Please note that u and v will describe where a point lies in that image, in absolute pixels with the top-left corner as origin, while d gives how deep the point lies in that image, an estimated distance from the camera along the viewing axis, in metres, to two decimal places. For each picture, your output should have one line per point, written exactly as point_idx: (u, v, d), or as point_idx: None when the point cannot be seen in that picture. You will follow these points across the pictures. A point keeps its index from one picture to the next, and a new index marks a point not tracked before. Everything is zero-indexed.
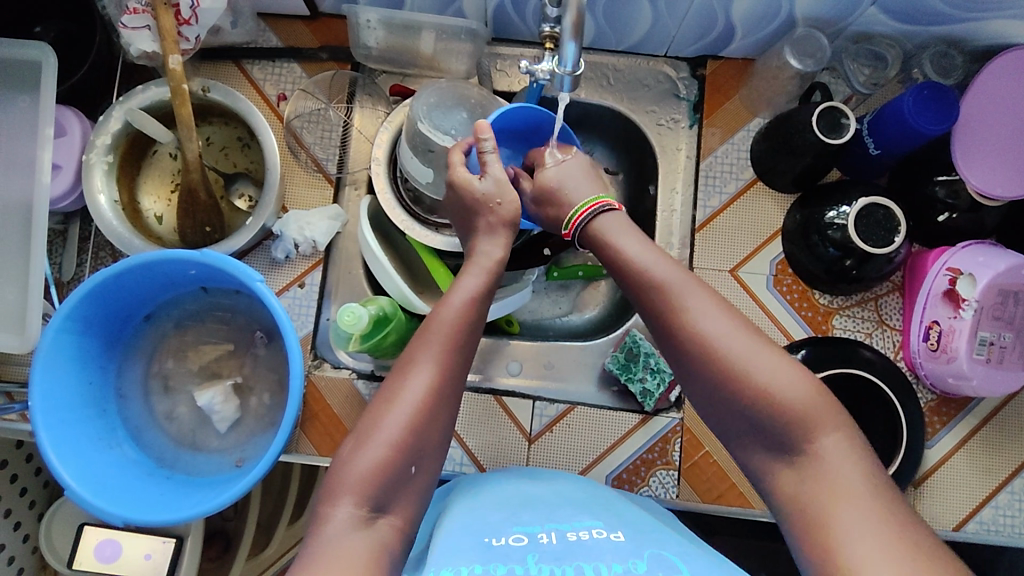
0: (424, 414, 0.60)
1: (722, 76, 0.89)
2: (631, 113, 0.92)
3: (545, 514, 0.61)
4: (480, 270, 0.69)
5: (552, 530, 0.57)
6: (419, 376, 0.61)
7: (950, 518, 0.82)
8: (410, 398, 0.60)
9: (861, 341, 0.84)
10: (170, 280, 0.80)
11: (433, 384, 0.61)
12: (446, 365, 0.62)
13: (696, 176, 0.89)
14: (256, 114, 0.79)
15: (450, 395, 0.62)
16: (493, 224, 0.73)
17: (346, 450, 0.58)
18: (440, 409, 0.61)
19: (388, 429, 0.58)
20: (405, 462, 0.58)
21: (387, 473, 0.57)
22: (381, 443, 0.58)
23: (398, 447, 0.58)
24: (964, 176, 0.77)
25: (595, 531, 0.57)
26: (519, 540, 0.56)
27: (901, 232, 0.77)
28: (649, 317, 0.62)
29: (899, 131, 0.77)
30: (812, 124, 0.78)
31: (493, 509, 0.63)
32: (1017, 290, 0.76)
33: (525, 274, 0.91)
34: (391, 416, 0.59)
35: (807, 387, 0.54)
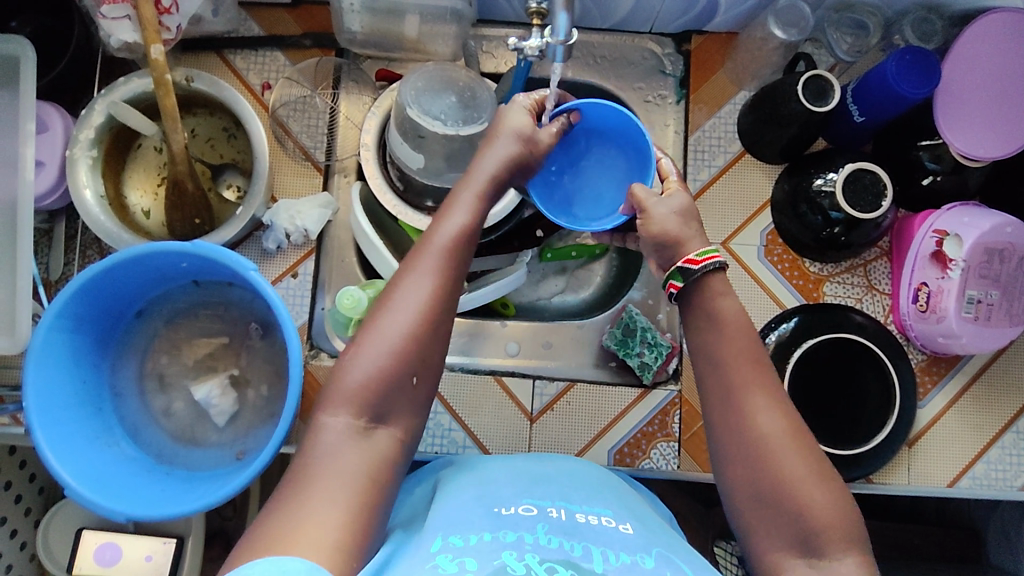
0: (422, 321, 0.59)
1: (707, 50, 0.90)
2: (618, 91, 0.92)
3: (555, 491, 0.61)
4: (474, 176, 0.66)
5: (561, 508, 0.58)
6: (418, 286, 0.60)
7: (944, 475, 0.84)
8: (406, 311, 0.59)
9: (852, 306, 0.85)
10: (161, 274, 0.79)
11: (429, 298, 0.60)
12: (444, 278, 0.61)
13: (685, 151, 0.90)
14: (242, 102, 0.79)
15: (451, 305, 0.62)
16: None
17: (345, 359, 0.59)
18: (439, 322, 0.60)
19: (386, 335, 0.58)
20: (408, 372, 0.58)
21: (388, 379, 0.57)
22: (383, 353, 0.58)
23: (399, 357, 0.58)
24: (947, 139, 0.79)
25: (605, 518, 0.57)
26: (529, 510, 0.56)
27: (888, 197, 0.78)
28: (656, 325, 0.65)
29: (885, 96, 0.78)
30: (797, 93, 0.79)
31: (500, 481, 0.63)
32: (1003, 248, 0.78)
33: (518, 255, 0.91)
34: (391, 321, 0.59)
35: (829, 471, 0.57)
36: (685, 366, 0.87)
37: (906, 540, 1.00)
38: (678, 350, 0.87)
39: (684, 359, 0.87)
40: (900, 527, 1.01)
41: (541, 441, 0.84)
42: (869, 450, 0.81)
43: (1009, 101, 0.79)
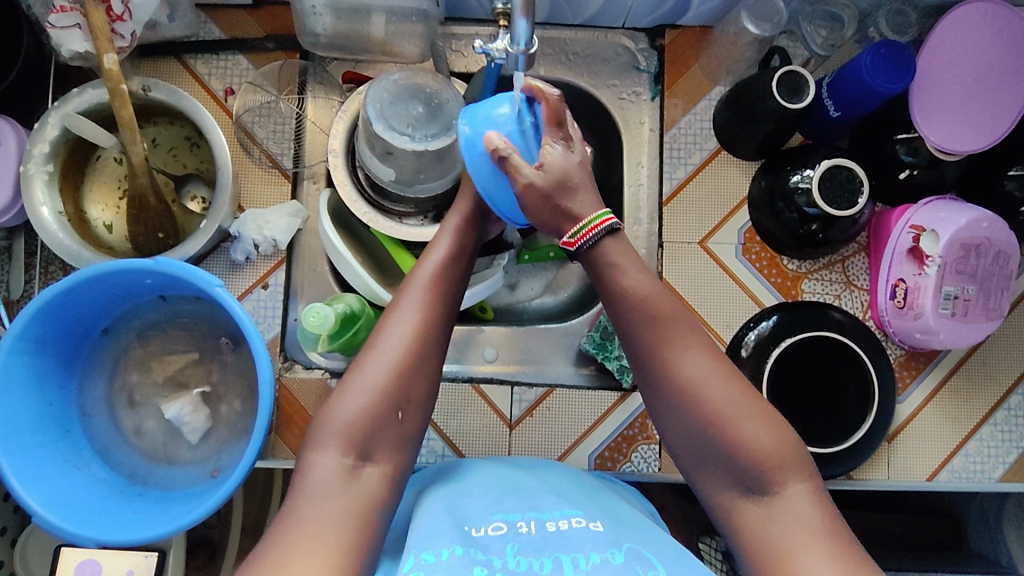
0: (406, 361, 0.59)
1: (681, 45, 0.88)
2: (592, 89, 0.90)
3: (527, 499, 0.61)
4: (452, 219, 0.69)
5: (532, 520, 0.57)
6: (404, 320, 0.61)
7: (923, 469, 0.84)
8: (390, 346, 0.59)
9: (831, 303, 0.85)
10: (125, 291, 0.76)
11: (414, 333, 0.60)
12: (430, 315, 0.61)
13: (661, 149, 0.88)
14: (203, 112, 0.76)
15: (437, 342, 0.61)
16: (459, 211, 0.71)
17: (333, 397, 0.58)
18: (424, 358, 0.60)
19: (372, 372, 0.58)
20: (394, 407, 0.58)
21: (375, 418, 0.57)
22: (369, 389, 0.58)
23: (384, 392, 0.58)
24: (923, 133, 0.78)
25: (574, 520, 0.57)
26: (499, 528, 0.57)
27: (864, 194, 0.78)
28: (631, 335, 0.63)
29: (859, 90, 0.77)
30: (772, 90, 0.77)
31: (474, 492, 0.63)
32: (979, 243, 0.77)
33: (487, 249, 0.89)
34: (376, 361, 0.59)
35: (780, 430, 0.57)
36: None
37: (891, 531, 1.01)
38: None
39: None
40: (884, 518, 1.01)
41: (521, 447, 0.84)
42: (849, 448, 0.81)
43: (985, 93, 0.78)
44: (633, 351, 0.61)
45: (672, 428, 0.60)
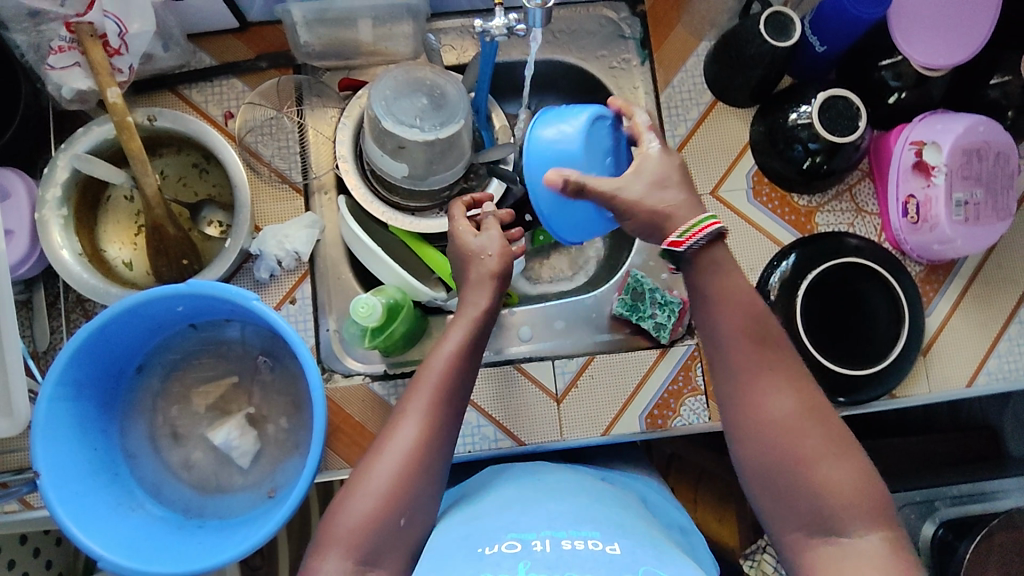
0: (409, 467, 0.60)
1: (663, 7, 0.91)
2: (582, 63, 0.93)
3: (544, 519, 0.59)
4: (465, 322, 0.67)
5: (547, 538, 0.56)
6: (406, 430, 0.61)
7: (962, 376, 0.86)
8: (396, 453, 0.60)
9: (845, 232, 0.87)
10: (156, 323, 0.75)
11: (417, 440, 0.61)
12: (435, 418, 0.62)
13: (659, 109, 0.90)
14: (212, 133, 0.76)
15: (441, 445, 0.62)
16: (487, 273, 0.70)
17: (337, 501, 0.60)
18: (427, 464, 0.61)
19: (377, 479, 0.59)
20: (395, 515, 0.59)
21: (377, 526, 0.58)
22: (371, 495, 0.59)
23: (387, 500, 0.59)
24: (906, 54, 0.81)
25: (591, 541, 0.55)
26: (512, 546, 0.55)
27: (863, 118, 0.80)
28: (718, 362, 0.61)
29: (841, 21, 0.81)
30: (761, 33, 0.79)
31: (492, 513, 0.62)
32: (978, 148, 0.80)
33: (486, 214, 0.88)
34: (379, 468, 0.60)
35: (860, 485, 0.56)
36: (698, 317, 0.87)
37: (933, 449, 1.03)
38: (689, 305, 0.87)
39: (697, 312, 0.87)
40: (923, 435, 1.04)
41: (570, 421, 0.83)
42: (880, 371, 0.82)
43: (963, 6, 0.80)
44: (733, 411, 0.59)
45: (743, 383, 0.59)
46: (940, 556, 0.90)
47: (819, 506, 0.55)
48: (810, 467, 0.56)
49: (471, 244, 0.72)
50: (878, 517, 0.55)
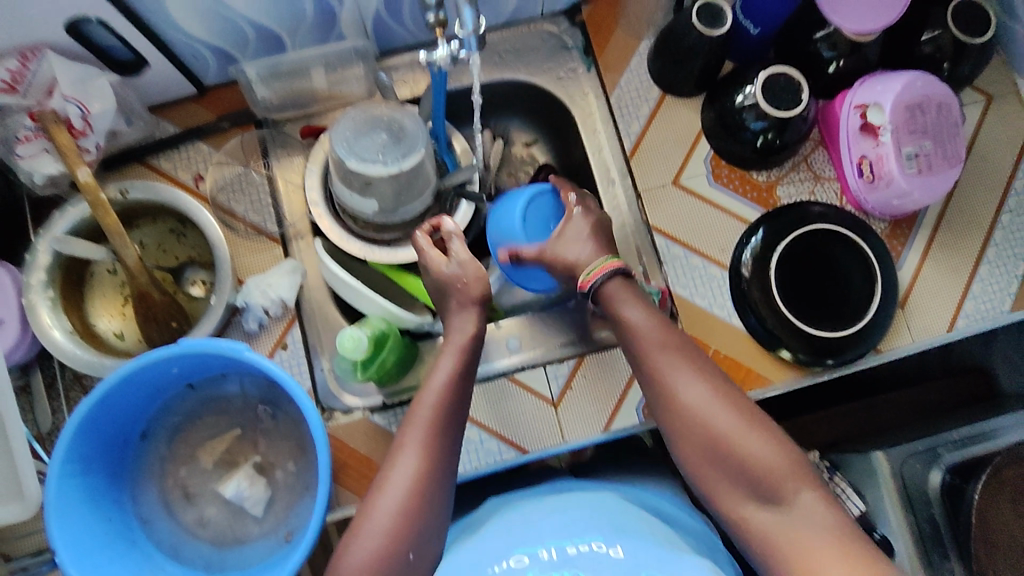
0: (411, 501, 0.62)
1: (599, 16, 0.96)
2: (533, 78, 0.97)
3: (546, 528, 0.63)
4: (451, 349, 0.71)
5: (552, 546, 0.60)
6: (405, 464, 0.64)
7: (942, 322, 0.88)
8: (397, 488, 0.63)
9: (807, 200, 0.90)
10: (154, 388, 0.77)
11: (417, 473, 0.64)
12: (432, 450, 0.65)
13: (611, 111, 0.94)
14: (182, 195, 0.78)
15: (441, 475, 0.65)
16: (467, 298, 0.75)
17: (345, 539, 0.62)
18: (428, 496, 0.63)
19: (380, 515, 0.62)
20: (403, 549, 0.61)
21: (385, 561, 0.60)
22: (376, 531, 0.61)
23: (393, 535, 0.61)
24: (843, 25, 0.84)
25: (594, 545, 0.59)
26: (520, 560, 0.59)
27: (805, 92, 0.83)
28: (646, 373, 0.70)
29: (774, 4, 0.85)
30: (694, 25, 0.83)
31: (496, 529, 0.66)
32: (920, 102, 0.82)
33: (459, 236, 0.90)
34: (381, 504, 0.62)
35: (784, 453, 0.64)
36: (680, 304, 0.88)
37: (923, 397, 1.07)
38: (670, 293, 0.88)
39: (678, 298, 0.88)
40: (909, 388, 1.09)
41: (570, 423, 0.85)
42: (859, 332, 0.84)
43: None
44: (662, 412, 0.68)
45: (663, 388, 0.68)
46: (952, 501, 0.92)
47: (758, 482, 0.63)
48: (739, 450, 0.64)
49: (443, 273, 0.75)
50: (808, 478, 0.63)
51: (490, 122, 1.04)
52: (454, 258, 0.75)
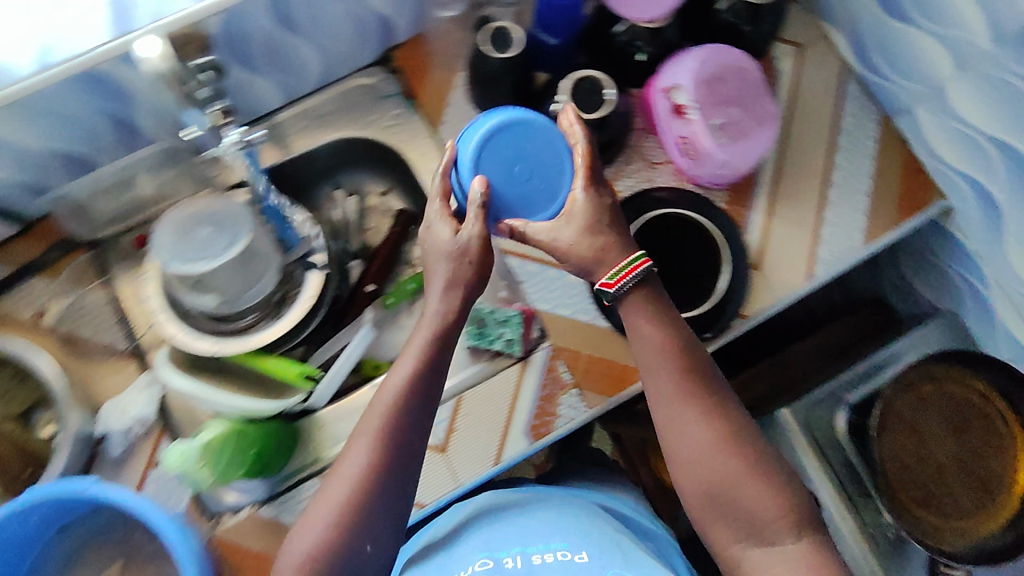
0: (353, 504, 0.66)
1: (412, 57, 0.94)
2: (356, 132, 0.97)
3: (511, 539, 0.81)
4: (424, 333, 0.73)
5: (518, 556, 0.77)
6: (358, 454, 0.68)
7: (799, 273, 0.90)
8: (342, 484, 0.67)
9: (646, 187, 0.92)
10: (19, 544, 0.74)
11: (365, 467, 0.67)
12: (384, 452, 0.68)
13: (442, 146, 0.93)
14: (9, 342, 0.79)
15: (387, 475, 0.68)
16: (462, 274, 0.73)
17: (296, 528, 0.68)
18: (377, 491, 0.67)
19: (328, 508, 0.66)
20: (359, 542, 0.66)
21: (333, 547, 0.65)
22: (318, 527, 0.66)
23: (338, 523, 0.66)
24: (632, 17, 0.87)
25: (563, 552, 0.76)
26: (484, 563, 0.77)
27: (609, 89, 0.85)
28: (658, 397, 0.72)
29: (562, 14, 0.87)
30: (485, 52, 0.84)
31: (469, 545, 0.82)
32: (717, 73, 0.84)
33: (319, 301, 0.88)
34: (329, 496, 0.67)
35: (781, 503, 0.68)
36: (545, 321, 0.87)
37: (822, 343, 1.19)
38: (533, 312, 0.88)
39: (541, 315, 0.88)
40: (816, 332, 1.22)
41: (462, 465, 0.84)
42: (717, 302, 0.88)
43: None
44: (675, 439, 0.71)
45: (672, 425, 0.71)
46: (857, 440, 1.00)
47: (755, 528, 0.67)
48: (736, 490, 0.68)
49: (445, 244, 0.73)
50: (804, 528, 0.67)
51: (340, 181, 1.02)
52: (463, 230, 0.72)
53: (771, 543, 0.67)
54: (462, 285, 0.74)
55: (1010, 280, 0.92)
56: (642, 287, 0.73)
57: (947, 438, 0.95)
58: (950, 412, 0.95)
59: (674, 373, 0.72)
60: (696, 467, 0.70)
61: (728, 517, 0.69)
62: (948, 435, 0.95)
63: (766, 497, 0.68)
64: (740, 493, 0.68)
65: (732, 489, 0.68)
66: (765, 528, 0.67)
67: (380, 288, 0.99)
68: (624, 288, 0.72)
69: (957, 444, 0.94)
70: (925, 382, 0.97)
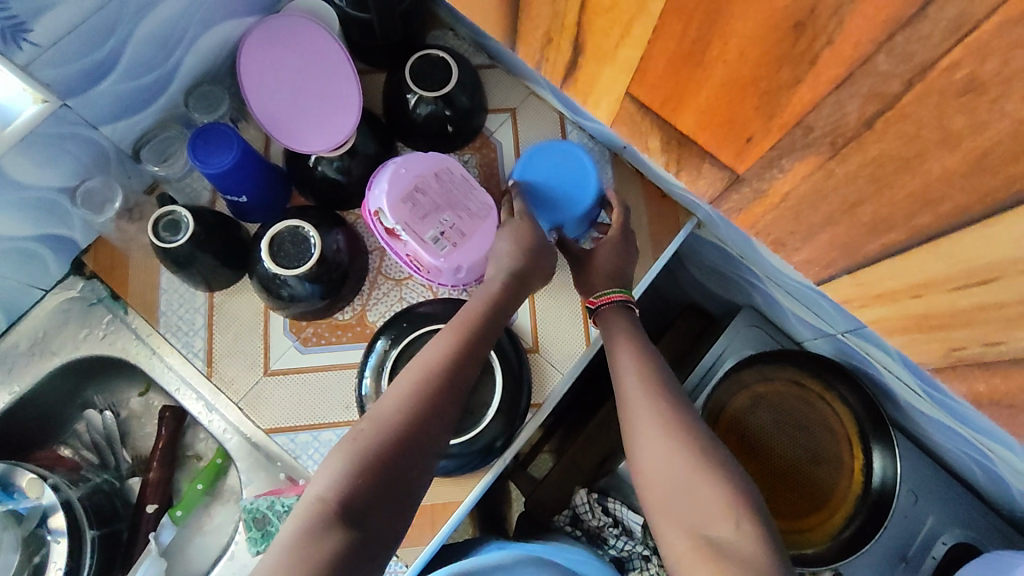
0: (394, 431, 0.64)
1: (105, 255, 0.84)
2: (76, 352, 0.85)
3: None
4: (461, 315, 0.75)
5: None
6: (400, 388, 0.68)
7: (577, 341, 0.88)
8: (392, 401, 0.66)
9: (400, 308, 0.86)
10: None
11: (412, 398, 0.67)
12: (435, 385, 0.68)
13: (166, 340, 0.84)
14: None
15: (415, 444, 0.64)
16: (514, 251, 0.80)
17: (332, 454, 0.64)
18: (397, 455, 0.63)
19: (363, 432, 0.64)
20: (348, 502, 0.59)
21: (349, 481, 0.60)
22: (349, 455, 0.62)
23: (350, 469, 0.61)
24: (318, 151, 0.81)
25: None
26: None
27: (314, 238, 0.79)
28: (625, 414, 0.76)
29: (233, 177, 0.79)
30: (158, 246, 0.77)
31: None
32: (415, 185, 0.80)
33: (81, 542, 0.80)
34: (332, 463, 0.63)
35: (754, 526, 0.63)
36: None
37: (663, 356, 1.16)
38: None
39: None
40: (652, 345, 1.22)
41: None
42: (508, 404, 0.83)
43: (314, 87, 0.81)
44: (642, 451, 0.72)
45: (640, 434, 0.73)
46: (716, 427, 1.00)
47: (721, 543, 0.62)
48: (702, 504, 0.65)
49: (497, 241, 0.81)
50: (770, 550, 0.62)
51: (90, 397, 0.91)
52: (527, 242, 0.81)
53: (737, 553, 0.61)
54: (507, 259, 0.79)
55: (777, 276, 0.89)
56: (625, 305, 0.83)
57: (781, 434, 1.00)
58: (787, 415, 1.01)
59: (655, 367, 0.78)
60: (670, 478, 0.69)
61: (699, 531, 0.64)
62: (781, 433, 1.00)
63: (734, 515, 0.64)
64: (710, 511, 0.65)
65: (707, 494, 0.66)
66: (732, 543, 0.62)
67: (164, 503, 0.89)
68: (602, 305, 0.83)
69: (794, 438, 1.00)
70: (759, 384, 1.02)
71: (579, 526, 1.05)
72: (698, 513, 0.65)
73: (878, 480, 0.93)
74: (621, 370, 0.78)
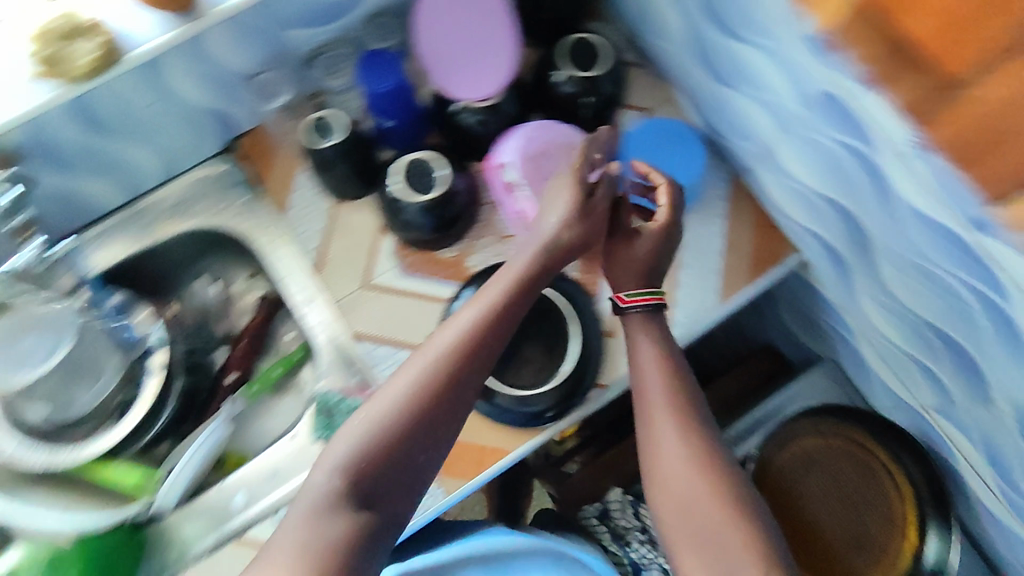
0: (405, 417, 0.65)
1: (255, 147, 0.95)
2: (208, 221, 0.94)
3: None
4: (497, 283, 0.72)
5: None
6: (417, 366, 0.67)
7: None
8: (405, 382, 0.66)
9: (499, 261, 0.91)
10: None
11: (426, 381, 0.66)
12: (449, 368, 0.67)
13: (287, 233, 0.92)
14: None
15: (424, 426, 0.65)
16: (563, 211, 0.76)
17: (346, 426, 0.66)
18: (408, 441, 0.64)
19: (376, 412, 0.65)
20: (359, 490, 0.62)
21: (359, 467, 0.62)
22: (361, 436, 0.64)
23: (359, 453, 0.63)
24: (461, 98, 0.89)
25: None
26: None
27: (443, 170, 0.85)
28: (641, 425, 0.76)
29: (385, 101, 0.88)
30: (308, 143, 0.86)
31: None
32: (544, 149, 0.85)
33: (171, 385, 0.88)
34: (341, 442, 0.64)
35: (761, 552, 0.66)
36: None
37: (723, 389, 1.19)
38: None
39: None
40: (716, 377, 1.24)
41: None
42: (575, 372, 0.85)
43: (479, 38, 0.88)
44: (658, 464, 0.73)
45: (655, 447, 0.74)
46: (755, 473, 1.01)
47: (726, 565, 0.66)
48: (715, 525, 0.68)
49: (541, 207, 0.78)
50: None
51: (207, 267, 1.00)
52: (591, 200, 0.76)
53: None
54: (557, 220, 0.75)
55: (869, 332, 0.90)
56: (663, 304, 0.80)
57: (829, 500, 0.96)
58: (836, 474, 0.96)
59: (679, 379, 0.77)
60: (685, 496, 0.71)
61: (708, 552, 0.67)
62: (829, 499, 0.96)
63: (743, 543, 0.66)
64: (722, 533, 0.67)
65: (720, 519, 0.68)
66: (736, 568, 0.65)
67: (243, 377, 0.96)
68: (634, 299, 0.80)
69: (841, 500, 0.95)
70: (808, 437, 0.98)
71: (605, 522, 1.06)
72: (707, 533, 0.68)
73: (932, 563, 0.85)
74: (641, 384, 0.77)
